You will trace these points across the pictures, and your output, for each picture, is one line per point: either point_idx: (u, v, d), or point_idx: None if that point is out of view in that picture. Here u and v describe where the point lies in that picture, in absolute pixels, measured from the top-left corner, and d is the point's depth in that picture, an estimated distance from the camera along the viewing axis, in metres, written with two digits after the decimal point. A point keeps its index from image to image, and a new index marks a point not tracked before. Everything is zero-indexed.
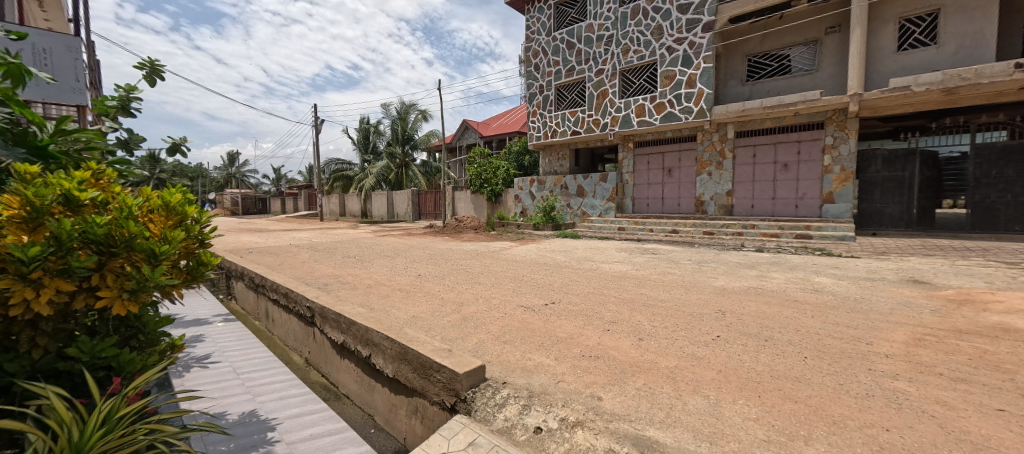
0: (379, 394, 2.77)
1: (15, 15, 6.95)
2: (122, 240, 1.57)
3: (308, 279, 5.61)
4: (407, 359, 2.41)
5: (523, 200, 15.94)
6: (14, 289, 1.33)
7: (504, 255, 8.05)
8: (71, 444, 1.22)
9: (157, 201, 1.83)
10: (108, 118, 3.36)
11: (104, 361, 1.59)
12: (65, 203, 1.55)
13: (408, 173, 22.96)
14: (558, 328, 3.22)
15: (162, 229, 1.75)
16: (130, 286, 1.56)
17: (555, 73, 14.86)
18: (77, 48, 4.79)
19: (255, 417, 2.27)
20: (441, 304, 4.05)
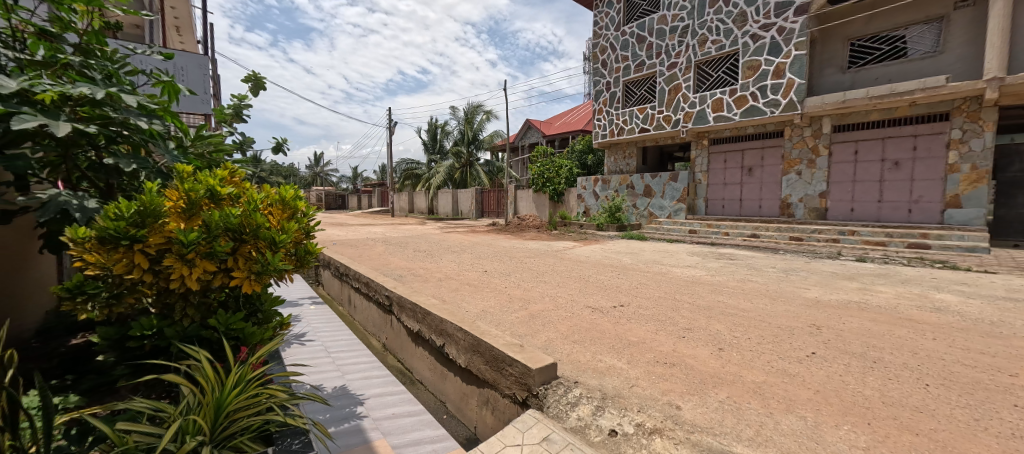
0: (451, 382, 2.90)
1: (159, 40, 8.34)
2: (250, 229, 1.83)
3: (385, 270, 6.04)
4: (480, 351, 2.49)
5: (587, 200, 15.65)
6: (175, 266, 1.64)
7: (568, 255, 7.97)
8: (215, 400, 1.46)
9: (275, 197, 2.13)
10: (226, 125, 3.92)
11: (234, 332, 1.87)
12: (210, 197, 1.87)
13: (473, 172, 23.66)
14: (629, 332, 3.13)
15: (280, 221, 2.02)
16: (256, 269, 1.82)
17: (623, 69, 14.38)
18: (206, 65, 5.61)
19: (345, 393, 2.50)
20: (508, 300, 4.13)
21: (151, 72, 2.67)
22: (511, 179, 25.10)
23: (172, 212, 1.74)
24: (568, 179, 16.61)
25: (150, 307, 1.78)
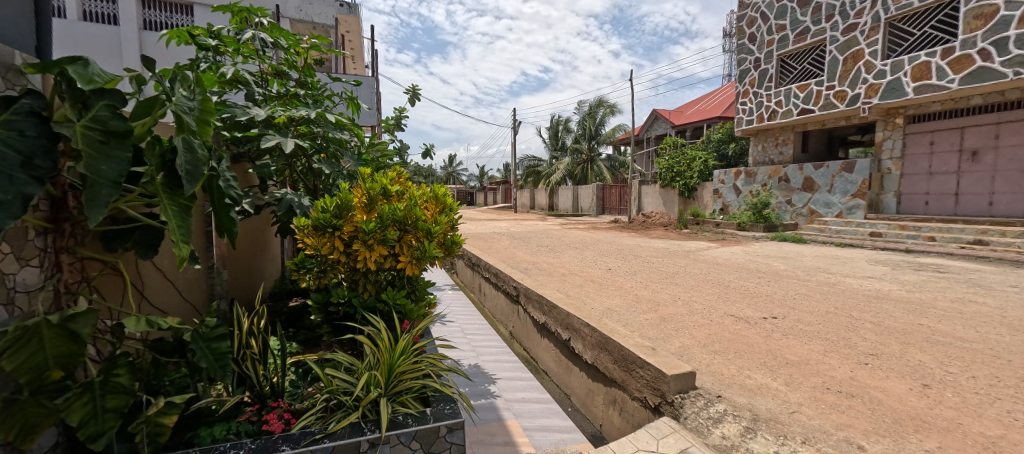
0: (576, 376, 2.93)
1: (341, 67, 10.38)
2: (412, 221, 2.16)
3: (511, 263, 6.41)
4: (609, 349, 2.46)
5: (725, 196, 13.87)
6: (362, 250, 2.05)
7: (703, 256, 7.20)
8: (389, 361, 1.81)
9: (430, 193, 2.48)
10: (388, 133, 4.68)
11: (398, 306, 2.24)
12: (384, 195, 2.28)
13: (595, 168, 23.19)
14: (786, 349, 2.69)
15: (434, 214, 2.33)
16: (417, 255, 2.14)
17: (778, 41, 12.25)
18: (375, 85, 6.75)
19: (480, 372, 2.76)
20: (635, 301, 3.96)
21: (341, 94, 3.37)
22: (635, 173, 23.81)
23: (360, 206, 2.17)
24: (702, 173, 14.97)
25: (343, 281, 2.26)
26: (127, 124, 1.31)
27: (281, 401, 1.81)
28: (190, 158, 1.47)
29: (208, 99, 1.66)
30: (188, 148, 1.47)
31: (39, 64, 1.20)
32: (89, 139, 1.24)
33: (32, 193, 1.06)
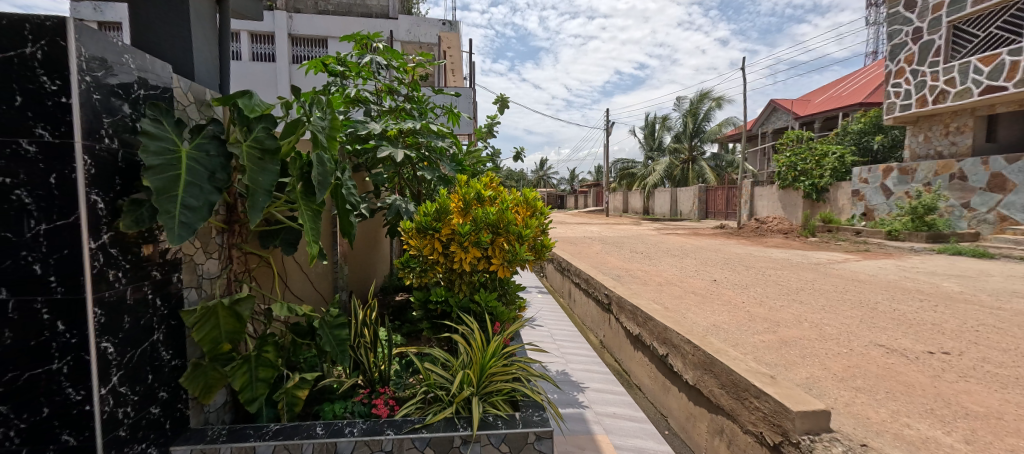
0: (675, 397, 2.70)
1: (442, 81, 11.21)
2: (504, 225, 2.22)
3: (603, 269, 6.20)
4: (715, 372, 2.21)
5: (869, 198, 11.45)
6: (457, 252, 2.17)
7: (837, 270, 6.07)
8: (481, 361, 1.87)
9: (521, 197, 2.54)
10: (481, 141, 4.88)
11: (490, 308, 2.32)
12: (478, 199, 2.39)
13: (697, 168, 21.27)
14: (965, 396, 2.11)
15: (525, 218, 2.38)
16: (508, 257, 2.19)
17: (949, 3, 9.78)
18: (471, 95, 7.12)
19: (569, 380, 2.70)
20: (747, 318, 3.50)
21: (442, 105, 3.62)
22: (747, 173, 21.23)
23: (457, 211, 2.30)
24: (835, 172, 12.64)
25: (440, 281, 2.42)
26: (278, 142, 1.57)
27: (387, 388, 1.99)
28: (321, 169, 1.71)
29: (336, 118, 1.92)
30: (320, 161, 1.72)
31: (224, 99, 1.53)
32: (252, 157, 1.52)
33: (213, 200, 1.34)
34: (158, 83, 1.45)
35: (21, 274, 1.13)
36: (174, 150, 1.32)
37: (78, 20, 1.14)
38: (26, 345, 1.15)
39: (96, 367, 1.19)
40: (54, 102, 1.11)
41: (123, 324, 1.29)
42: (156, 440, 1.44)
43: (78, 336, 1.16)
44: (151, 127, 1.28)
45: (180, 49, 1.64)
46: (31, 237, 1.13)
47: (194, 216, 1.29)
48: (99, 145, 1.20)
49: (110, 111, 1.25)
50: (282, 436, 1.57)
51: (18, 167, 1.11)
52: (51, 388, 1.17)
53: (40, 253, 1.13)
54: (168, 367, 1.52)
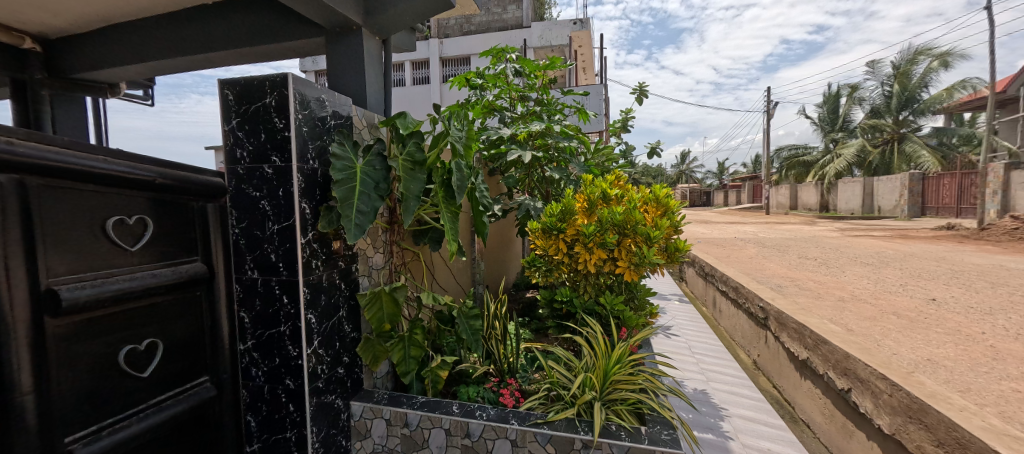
0: (859, 444, 2.15)
1: (574, 80, 11.26)
2: (631, 226, 2.14)
3: (758, 277, 5.32)
4: (925, 422, 1.68)
5: None
6: (582, 253, 2.16)
7: None
8: (604, 368, 1.83)
9: (651, 196, 2.39)
10: (613, 136, 4.72)
11: (617, 312, 2.26)
12: (604, 198, 2.35)
13: (905, 150, 16.30)
14: None
15: (655, 218, 2.25)
16: (635, 260, 2.11)
17: None
18: (602, 92, 6.90)
19: (710, 401, 2.41)
20: (987, 356, 2.56)
21: (571, 105, 3.65)
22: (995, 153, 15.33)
23: (582, 211, 2.30)
24: None
25: (565, 281, 2.45)
26: (423, 153, 1.83)
27: (514, 380, 2.11)
28: (459, 175, 1.92)
29: (472, 129, 2.13)
30: (458, 168, 1.93)
31: (387, 121, 1.86)
32: (405, 167, 1.80)
33: (377, 206, 1.63)
34: (343, 112, 1.83)
35: (264, 259, 1.59)
36: (351, 167, 1.64)
37: (293, 72, 1.52)
38: (267, 310, 1.61)
39: (305, 332, 1.58)
40: (282, 135, 1.51)
41: (321, 300, 1.67)
42: (342, 394, 1.83)
43: (295, 307, 1.56)
44: (338, 149, 1.63)
45: (358, 86, 2.02)
46: (270, 233, 1.57)
47: (364, 219, 1.60)
48: (306, 165, 1.59)
49: (313, 138, 1.63)
50: (427, 408, 1.81)
51: (262, 184, 1.56)
52: (280, 344, 1.60)
53: (275, 245, 1.57)
54: (350, 338, 1.92)
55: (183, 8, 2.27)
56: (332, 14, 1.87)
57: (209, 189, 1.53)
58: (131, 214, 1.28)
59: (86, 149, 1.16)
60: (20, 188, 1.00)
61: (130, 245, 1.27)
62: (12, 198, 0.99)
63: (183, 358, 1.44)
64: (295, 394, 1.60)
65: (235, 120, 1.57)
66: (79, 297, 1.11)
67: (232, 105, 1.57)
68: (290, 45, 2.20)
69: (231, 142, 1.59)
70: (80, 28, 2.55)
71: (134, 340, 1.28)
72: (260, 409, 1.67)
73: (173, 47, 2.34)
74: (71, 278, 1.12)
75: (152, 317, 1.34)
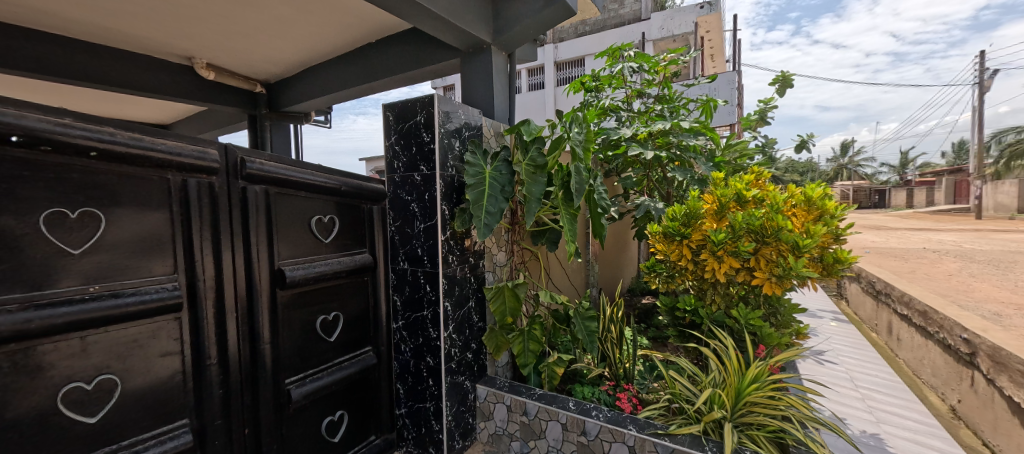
0: None
1: (701, 70, 10.25)
2: (773, 232, 1.90)
3: (962, 300, 4.11)
4: None
5: None
6: (709, 260, 2.00)
7: None
8: (735, 387, 1.68)
9: (801, 197, 2.09)
10: (749, 130, 4.19)
11: (753, 328, 2.04)
12: (738, 200, 2.13)
13: None
14: None
15: (805, 223, 1.96)
16: (778, 271, 1.89)
17: None
18: (735, 79, 6.15)
19: (881, 446, 1.98)
20: None
21: (697, 99, 3.38)
22: None
23: (711, 214, 2.12)
24: None
25: (689, 288, 2.29)
26: (544, 158, 1.92)
27: (630, 386, 2.07)
28: (578, 179, 1.97)
29: (591, 131, 2.15)
30: (577, 171, 1.98)
31: (512, 128, 2.01)
32: (528, 172, 1.92)
33: (503, 208, 1.78)
34: (475, 123, 2.04)
35: (413, 253, 1.87)
36: (482, 173, 1.82)
37: (437, 93, 1.76)
38: (414, 296, 1.89)
39: (442, 318, 1.81)
40: (428, 148, 1.77)
41: (455, 290, 1.90)
42: (470, 376, 2.03)
43: (435, 295, 1.81)
44: (471, 158, 1.83)
45: (485, 97, 2.21)
46: (418, 231, 1.84)
47: (492, 220, 1.76)
48: (447, 172, 1.82)
49: (452, 148, 1.86)
50: (544, 400, 1.90)
51: (413, 190, 1.84)
52: (423, 327, 1.87)
53: (421, 240, 1.83)
54: (477, 326, 2.12)
55: (356, 47, 2.81)
56: (467, 36, 2.10)
57: (375, 194, 1.89)
58: (325, 214, 1.67)
59: (302, 165, 1.58)
60: (264, 196, 1.44)
61: (324, 237, 1.66)
62: (261, 203, 1.43)
63: (355, 330, 1.81)
64: (434, 370, 1.85)
65: (393, 136, 1.89)
66: (296, 276, 1.51)
67: (391, 124, 1.89)
68: (433, 69, 2.54)
69: (389, 155, 1.92)
70: (289, 72, 3.36)
71: (325, 311, 1.67)
72: (406, 380, 1.96)
73: (348, 79, 2.91)
74: (292, 260, 1.53)
75: (336, 294, 1.72)
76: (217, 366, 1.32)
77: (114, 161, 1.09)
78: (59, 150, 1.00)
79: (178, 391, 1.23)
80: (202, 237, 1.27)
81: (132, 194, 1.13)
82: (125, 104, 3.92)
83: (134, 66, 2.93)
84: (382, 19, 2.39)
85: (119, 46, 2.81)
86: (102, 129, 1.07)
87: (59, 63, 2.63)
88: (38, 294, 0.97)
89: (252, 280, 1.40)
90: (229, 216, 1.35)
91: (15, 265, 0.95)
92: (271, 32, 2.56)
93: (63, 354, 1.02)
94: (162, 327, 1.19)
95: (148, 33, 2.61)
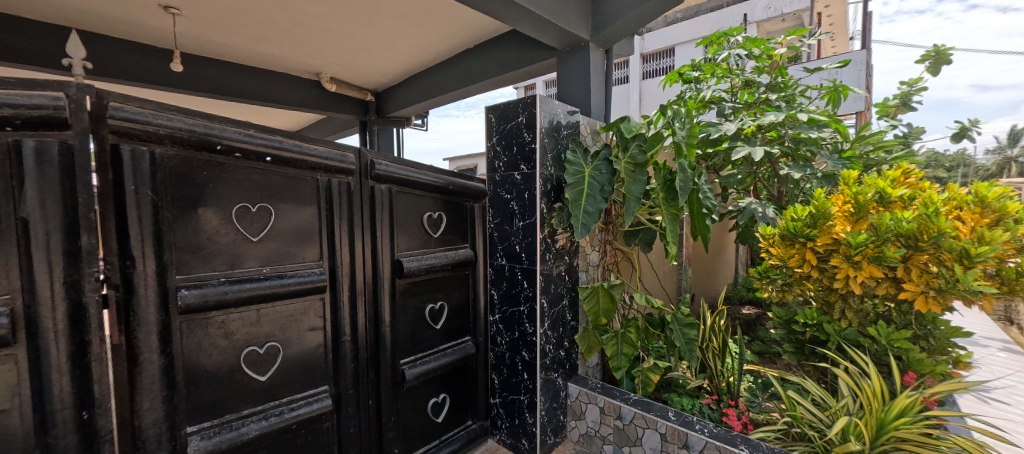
0: None
1: (817, 52, 8.98)
2: (931, 237, 1.61)
3: None
4: None
5: None
6: (841, 267, 1.76)
7: None
8: (876, 418, 1.48)
9: (969, 197, 1.73)
10: (885, 118, 3.56)
11: (896, 351, 1.76)
12: (880, 200, 1.84)
13: None
14: None
15: (977, 228, 1.62)
16: (938, 284, 1.59)
17: None
18: (865, 59, 5.26)
19: None
20: None
21: (819, 85, 2.97)
22: None
23: (842, 216, 1.85)
24: None
25: (811, 300, 2.03)
26: (646, 155, 1.84)
27: (737, 403, 1.91)
28: (681, 177, 1.86)
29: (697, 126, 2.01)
30: (681, 169, 1.87)
31: (609, 126, 1.98)
32: (627, 170, 1.87)
33: (602, 207, 1.75)
34: (573, 121, 2.03)
35: (511, 249, 1.93)
36: (582, 171, 1.83)
37: (540, 93, 1.80)
38: (511, 291, 1.95)
39: (539, 314, 1.85)
40: (529, 147, 1.81)
41: (551, 288, 1.92)
42: (562, 374, 2.04)
43: (532, 291, 1.85)
44: (571, 156, 1.84)
45: (582, 95, 2.19)
46: (516, 228, 1.90)
47: (590, 218, 1.74)
48: (546, 171, 1.85)
49: (552, 147, 1.88)
50: (640, 406, 1.83)
51: (513, 188, 1.90)
52: (519, 322, 1.93)
53: (519, 238, 1.89)
54: (570, 325, 2.12)
55: (457, 53, 2.99)
56: (566, 35, 2.10)
57: (477, 192, 1.99)
58: (435, 210, 1.81)
59: (417, 165, 1.72)
60: (388, 194, 1.60)
61: (433, 232, 1.80)
62: (384, 200, 1.59)
63: (457, 320, 1.93)
64: (529, 365, 1.89)
65: (495, 137, 1.97)
66: (411, 267, 1.66)
67: (493, 125, 1.97)
68: (529, 69, 2.60)
69: (490, 155, 2.01)
70: (395, 81, 3.69)
71: (433, 301, 1.81)
72: (501, 371, 2.04)
73: (449, 84, 3.11)
74: (408, 253, 1.69)
75: (442, 286, 1.85)
76: (349, 343, 1.51)
77: (280, 164, 1.30)
78: (246, 156, 1.22)
79: (320, 361, 1.43)
80: (340, 230, 1.46)
81: (292, 192, 1.34)
82: (267, 115, 4.66)
83: (276, 83, 3.51)
84: (481, 24, 2.51)
85: (267, 67, 3.37)
86: (274, 138, 1.29)
87: (226, 84, 3.23)
88: (230, 273, 1.21)
89: (377, 269, 1.57)
90: (361, 211, 1.53)
91: (216, 248, 1.18)
92: (385, 45, 2.85)
93: (246, 322, 1.25)
94: (310, 306, 1.40)
95: (287, 54, 3.07)
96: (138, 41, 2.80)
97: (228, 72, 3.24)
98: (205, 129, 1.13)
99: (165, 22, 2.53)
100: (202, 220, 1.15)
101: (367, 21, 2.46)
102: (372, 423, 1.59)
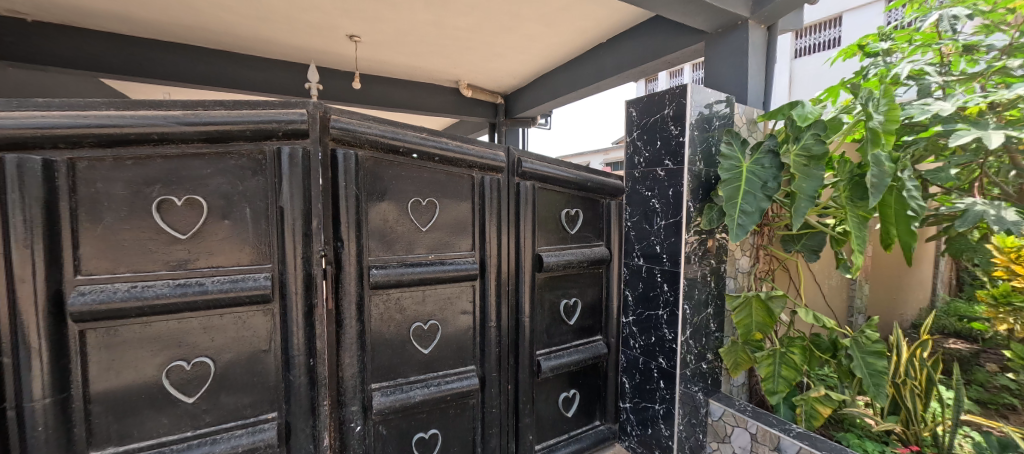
0: None
1: None
2: None
3: None
4: None
5: None
6: None
7: None
8: None
9: None
10: None
11: None
12: None
13: None
14: None
15: None
16: None
17: None
18: None
19: None
20: None
21: None
22: None
23: None
24: None
25: None
26: (827, 147, 1.53)
27: None
28: (876, 172, 1.51)
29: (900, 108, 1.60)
30: (876, 162, 1.52)
31: (772, 114, 1.73)
32: (797, 164, 1.59)
33: (764, 206, 1.51)
34: (728, 111, 1.82)
35: (651, 249, 1.84)
36: (738, 166, 1.63)
37: (690, 82, 1.66)
38: (648, 293, 1.86)
39: (681, 321, 1.71)
40: (676, 141, 1.69)
41: (696, 294, 1.76)
42: (703, 388, 1.86)
43: (674, 295, 1.73)
44: (726, 149, 1.66)
45: (736, 79, 1.95)
46: (658, 227, 1.80)
47: (748, 219, 1.54)
48: (695, 167, 1.70)
49: (702, 140, 1.72)
50: (808, 440, 1.53)
51: (655, 185, 1.81)
52: (656, 326, 1.82)
53: (661, 238, 1.79)
54: (715, 336, 1.91)
55: (589, 48, 2.97)
56: (720, 16, 1.89)
57: (614, 189, 1.95)
58: (572, 207, 1.83)
59: (557, 162, 1.75)
60: (532, 190, 1.68)
61: (570, 228, 1.82)
62: (529, 196, 1.67)
63: (590, 318, 1.92)
64: (667, 373, 1.78)
65: (635, 131, 1.90)
66: (550, 262, 1.71)
67: (634, 119, 1.90)
68: (670, 58, 2.43)
69: (630, 151, 1.94)
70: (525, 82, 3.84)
71: (567, 296, 1.83)
72: (634, 376, 1.96)
73: (579, 81, 3.12)
74: (546, 248, 1.74)
75: (576, 282, 1.86)
76: (494, 329, 1.62)
77: (445, 163, 1.46)
78: (421, 157, 1.40)
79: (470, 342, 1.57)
80: (490, 223, 1.58)
81: (452, 188, 1.50)
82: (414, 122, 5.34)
83: (423, 93, 3.98)
84: (618, 15, 2.43)
85: (417, 79, 3.85)
86: (442, 139, 1.45)
87: (386, 97, 3.80)
88: (405, 257, 1.40)
89: (519, 261, 1.65)
90: (507, 207, 1.64)
91: (397, 235, 1.38)
92: (520, 48, 2.98)
93: (414, 300, 1.44)
94: (463, 291, 1.54)
95: (435, 66, 3.45)
96: (328, 67, 3.47)
97: (388, 87, 3.80)
98: (391, 134, 1.33)
99: (348, 48, 3.08)
100: (388, 211, 1.36)
101: (507, 27, 2.61)
102: (510, 407, 1.68)
